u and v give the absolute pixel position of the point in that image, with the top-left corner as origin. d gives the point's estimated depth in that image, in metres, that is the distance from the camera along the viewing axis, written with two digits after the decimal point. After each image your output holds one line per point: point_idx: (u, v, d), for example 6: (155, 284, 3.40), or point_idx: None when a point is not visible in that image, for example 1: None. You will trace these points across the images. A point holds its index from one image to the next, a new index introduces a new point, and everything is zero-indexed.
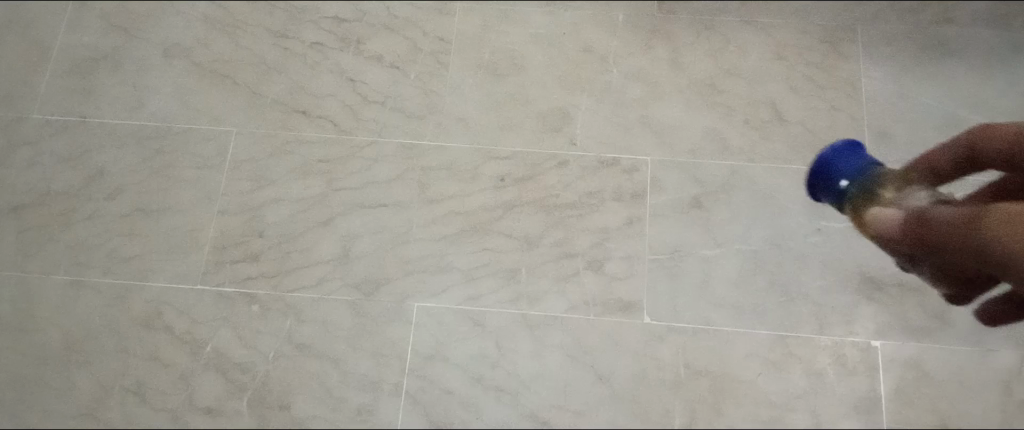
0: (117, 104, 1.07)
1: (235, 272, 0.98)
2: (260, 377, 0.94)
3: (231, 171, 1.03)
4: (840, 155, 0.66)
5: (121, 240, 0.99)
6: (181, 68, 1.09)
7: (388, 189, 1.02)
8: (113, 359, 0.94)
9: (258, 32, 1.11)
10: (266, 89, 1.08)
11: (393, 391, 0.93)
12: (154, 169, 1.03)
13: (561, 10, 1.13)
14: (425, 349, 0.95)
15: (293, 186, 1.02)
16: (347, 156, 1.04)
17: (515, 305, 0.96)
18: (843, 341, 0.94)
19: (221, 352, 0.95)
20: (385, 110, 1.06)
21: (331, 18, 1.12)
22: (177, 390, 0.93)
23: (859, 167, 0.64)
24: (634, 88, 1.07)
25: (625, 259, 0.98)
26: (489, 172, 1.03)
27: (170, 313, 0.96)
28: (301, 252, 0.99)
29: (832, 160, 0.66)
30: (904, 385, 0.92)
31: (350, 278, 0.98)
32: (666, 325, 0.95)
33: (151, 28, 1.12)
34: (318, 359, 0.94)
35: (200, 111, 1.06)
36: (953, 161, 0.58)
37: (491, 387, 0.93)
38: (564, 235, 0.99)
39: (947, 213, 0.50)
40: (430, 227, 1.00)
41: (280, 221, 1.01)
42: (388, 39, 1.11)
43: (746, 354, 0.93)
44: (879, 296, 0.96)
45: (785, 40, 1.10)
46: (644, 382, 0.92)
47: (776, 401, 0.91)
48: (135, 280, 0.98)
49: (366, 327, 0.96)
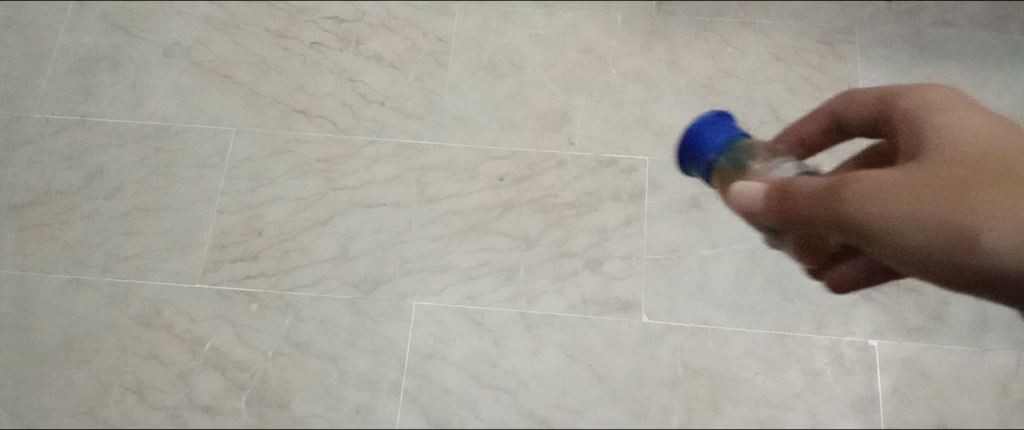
0: (116, 104, 1.07)
1: (234, 271, 0.98)
2: (259, 375, 0.94)
3: (231, 171, 1.03)
4: (704, 129, 0.52)
5: (120, 239, 1.00)
6: (180, 68, 1.09)
7: (387, 188, 1.02)
8: (112, 358, 0.94)
9: (257, 32, 1.11)
10: (265, 88, 1.08)
11: (392, 390, 0.93)
12: (153, 168, 1.03)
13: (560, 11, 1.13)
14: (424, 348, 0.95)
15: (293, 185, 1.03)
16: (346, 155, 1.04)
17: (514, 304, 0.97)
18: (839, 340, 0.94)
19: (221, 351, 0.95)
20: (385, 110, 1.07)
21: (330, 19, 1.12)
22: (176, 389, 0.93)
23: (723, 144, 0.51)
24: (632, 89, 1.08)
25: (624, 259, 0.98)
26: (488, 171, 1.03)
27: (168, 312, 0.96)
28: (299, 251, 0.99)
29: (699, 131, 0.52)
30: (901, 384, 0.92)
31: (349, 277, 0.98)
32: (663, 324, 0.95)
33: (151, 27, 1.12)
34: (318, 358, 0.95)
35: (200, 111, 1.07)
36: (818, 129, 0.52)
37: (489, 386, 0.93)
38: (562, 235, 1.00)
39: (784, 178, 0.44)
40: (429, 227, 1.00)
41: (279, 220, 1.01)
42: (387, 39, 1.11)
43: (743, 354, 0.94)
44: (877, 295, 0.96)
45: (783, 41, 1.10)
46: (642, 380, 0.93)
47: (774, 400, 0.92)
48: (134, 279, 0.98)
49: (365, 325, 0.96)
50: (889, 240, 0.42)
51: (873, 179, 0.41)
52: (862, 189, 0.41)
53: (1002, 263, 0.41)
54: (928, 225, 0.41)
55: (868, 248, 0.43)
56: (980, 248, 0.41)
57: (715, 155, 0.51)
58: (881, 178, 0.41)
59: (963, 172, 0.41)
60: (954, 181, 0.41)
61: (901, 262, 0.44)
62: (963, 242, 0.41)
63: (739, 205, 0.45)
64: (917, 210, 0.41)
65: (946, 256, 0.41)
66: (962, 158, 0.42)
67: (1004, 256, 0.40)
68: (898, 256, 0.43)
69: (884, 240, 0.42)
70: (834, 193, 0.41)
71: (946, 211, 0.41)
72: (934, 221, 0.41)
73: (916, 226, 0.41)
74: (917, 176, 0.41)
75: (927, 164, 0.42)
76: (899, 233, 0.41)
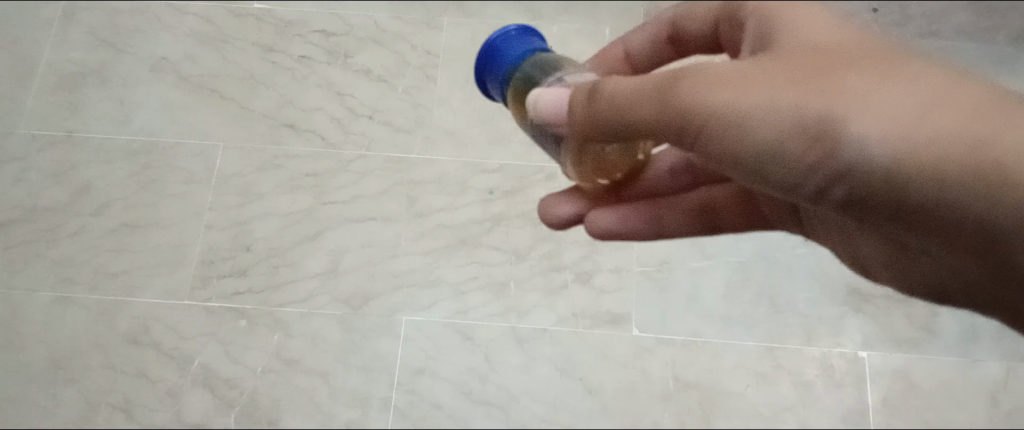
0: (103, 120, 1.06)
1: (223, 288, 0.98)
2: (248, 393, 0.94)
3: (218, 186, 1.03)
4: (514, 37, 0.52)
5: (107, 255, 0.98)
6: (167, 83, 1.09)
7: (377, 202, 1.02)
8: (99, 377, 0.94)
9: (245, 46, 1.11)
10: (254, 104, 1.07)
11: (382, 406, 0.94)
12: (140, 184, 1.03)
13: (549, 24, 1.13)
14: (414, 364, 0.95)
15: (281, 201, 1.02)
16: (335, 170, 1.04)
17: (505, 318, 0.96)
18: (830, 352, 0.94)
19: (210, 369, 0.95)
20: (374, 123, 1.06)
21: (319, 32, 1.12)
22: (164, 407, 0.94)
23: (526, 54, 0.51)
24: None
25: (614, 271, 0.98)
26: (478, 185, 1.02)
27: (157, 329, 0.96)
28: (289, 267, 0.99)
29: (500, 45, 0.51)
30: (890, 396, 0.93)
31: (338, 294, 0.98)
32: (654, 337, 0.95)
33: (139, 43, 1.11)
34: (308, 375, 0.95)
35: (188, 126, 1.06)
36: (656, 45, 0.60)
37: (480, 401, 0.94)
38: (553, 248, 0.99)
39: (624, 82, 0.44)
40: (419, 241, 1.00)
41: (268, 235, 1.00)
42: (376, 53, 1.11)
43: (735, 366, 0.94)
44: (869, 307, 0.95)
45: None
46: (633, 394, 0.93)
47: (764, 413, 0.93)
48: (123, 296, 0.97)
49: (355, 342, 0.96)
50: (735, 136, 0.41)
51: (725, 74, 0.41)
52: (698, 80, 0.41)
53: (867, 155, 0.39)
54: (774, 115, 0.40)
55: (714, 150, 0.43)
56: (843, 139, 0.39)
57: (516, 67, 0.50)
58: (732, 74, 0.41)
59: (822, 65, 0.41)
60: (810, 74, 0.40)
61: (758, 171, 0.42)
62: (816, 130, 0.39)
63: (549, 109, 0.46)
64: (760, 99, 0.40)
65: (803, 151, 0.40)
66: (820, 55, 0.42)
67: (868, 149, 0.39)
68: (748, 159, 0.42)
69: (723, 135, 0.41)
70: (670, 84, 0.42)
71: (792, 97, 0.40)
72: (786, 110, 0.40)
73: (768, 117, 0.40)
74: (772, 73, 0.41)
75: (784, 65, 0.42)
76: (745, 125, 0.41)
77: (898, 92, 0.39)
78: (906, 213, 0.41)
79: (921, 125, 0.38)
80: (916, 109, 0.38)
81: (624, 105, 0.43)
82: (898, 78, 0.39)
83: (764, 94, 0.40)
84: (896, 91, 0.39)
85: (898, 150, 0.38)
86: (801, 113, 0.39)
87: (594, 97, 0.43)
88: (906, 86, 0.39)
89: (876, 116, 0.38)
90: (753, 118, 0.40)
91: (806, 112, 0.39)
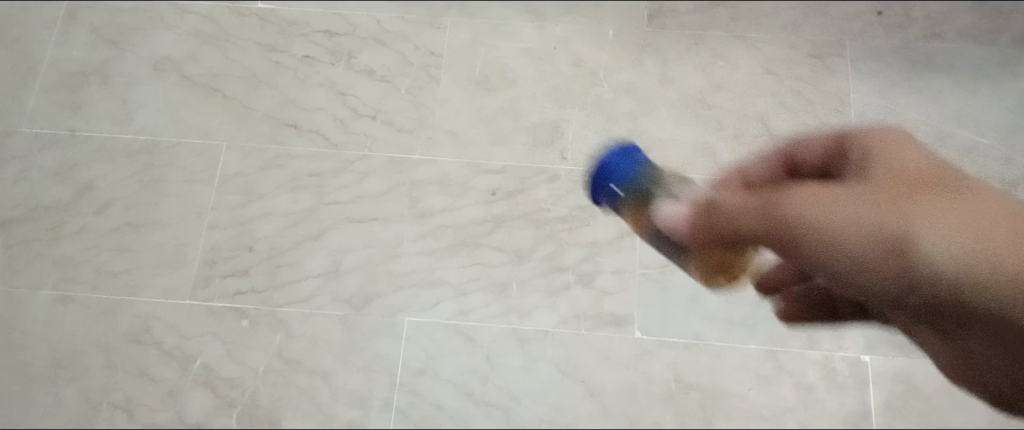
0: (105, 119, 1.06)
1: (224, 288, 0.98)
2: (249, 393, 0.94)
3: (220, 186, 1.03)
4: (619, 155, 0.56)
5: (108, 254, 0.99)
6: (170, 83, 1.09)
7: (378, 202, 1.02)
8: (100, 376, 0.94)
9: (248, 46, 1.11)
10: (256, 103, 1.07)
11: (383, 407, 0.93)
12: (142, 183, 1.03)
13: (552, 25, 1.13)
14: (415, 364, 0.95)
15: (282, 201, 1.02)
16: (337, 169, 1.04)
17: (506, 319, 0.96)
18: (833, 355, 0.94)
19: (211, 368, 0.95)
20: (377, 124, 1.06)
21: (321, 32, 1.12)
22: (166, 407, 0.93)
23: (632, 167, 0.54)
24: (624, 102, 1.07)
25: (616, 273, 0.98)
26: (480, 185, 1.02)
27: (158, 329, 0.96)
28: (290, 267, 0.99)
29: (608, 164, 0.55)
30: (892, 399, 0.93)
31: (339, 294, 0.98)
32: (655, 339, 0.95)
33: (140, 42, 1.11)
34: (310, 375, 0.94)
35: (189, 126, 1.06)
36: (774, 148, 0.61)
37: (481, 402, 0.93)
38: (554, 249, 0.99)
39: (737, 199, 0.44)
40: (420, 241, 1.00)
41: (269, 235, 1.00)
42: (379, 53, 1.11)
43: (736, 368, 0.94)
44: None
45: (775, 54, 1.09)
46: (634, 396, 0.93)
47: (766, 415, 0.92)
48: (124, 295, 0.97)
49: (356, 342, 0.95)
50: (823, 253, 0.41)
51: (820, 194, 0.41)
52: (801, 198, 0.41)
53: (938, 275, 0.39)
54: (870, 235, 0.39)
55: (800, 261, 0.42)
56: (916, 259, 0.39)
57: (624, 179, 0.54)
58: (826, 194, 0.41)
59: (908, 183, 0.41)
60: (903, 193, 0.41)
61: (839, 279, 0.43)
62: (899, 250, 0.39)
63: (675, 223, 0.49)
64: (854, 216, 0.40)
65: (882, 266, 0.40)
66: (900, 174, 0.42)
67: (941, 267, 0.39)
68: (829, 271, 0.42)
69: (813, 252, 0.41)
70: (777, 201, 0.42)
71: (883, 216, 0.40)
72: (880, 230, 0.39)
73: (861, 233, 0.39)
74: (867, 188, 0.41)
75: (872, 181, 0.42)
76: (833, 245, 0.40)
77: (970, 214, 0.40)
78: (989, 324, 0.42)
79: (987, 251, 0.38)
80: (991, 235, 0.39)
81: (736, 217, 0.43)
82: (968, 203, 0.40)
83: (857, 210, 0.40)
84: (974, 213, 0.40)
85: (977, 271, 0.39)
86: (887, 233, 0.39)
87: (715, 216, 0.45)
88: (978, 214, 0.40)
89: (957, 235, 0.39)
90: (846, 238, 0.40)
91: (886, 230, 0.39)
